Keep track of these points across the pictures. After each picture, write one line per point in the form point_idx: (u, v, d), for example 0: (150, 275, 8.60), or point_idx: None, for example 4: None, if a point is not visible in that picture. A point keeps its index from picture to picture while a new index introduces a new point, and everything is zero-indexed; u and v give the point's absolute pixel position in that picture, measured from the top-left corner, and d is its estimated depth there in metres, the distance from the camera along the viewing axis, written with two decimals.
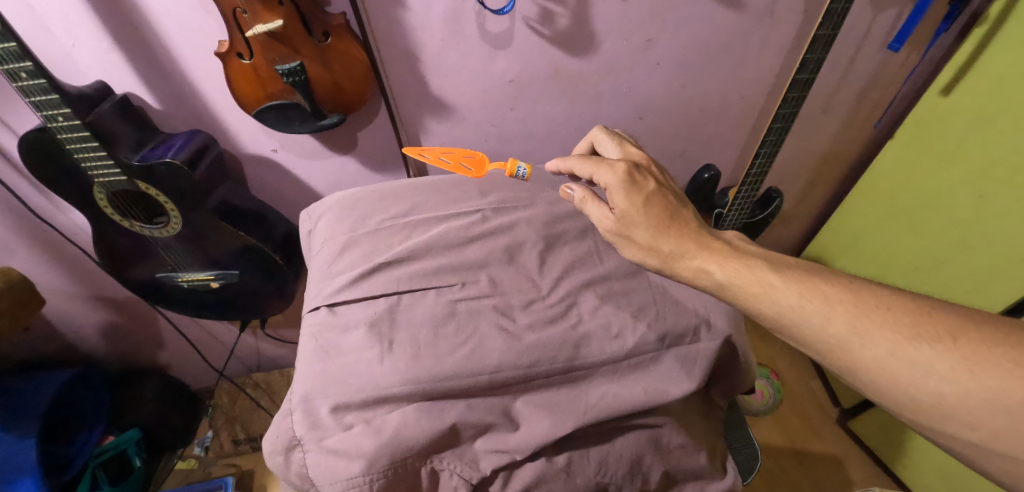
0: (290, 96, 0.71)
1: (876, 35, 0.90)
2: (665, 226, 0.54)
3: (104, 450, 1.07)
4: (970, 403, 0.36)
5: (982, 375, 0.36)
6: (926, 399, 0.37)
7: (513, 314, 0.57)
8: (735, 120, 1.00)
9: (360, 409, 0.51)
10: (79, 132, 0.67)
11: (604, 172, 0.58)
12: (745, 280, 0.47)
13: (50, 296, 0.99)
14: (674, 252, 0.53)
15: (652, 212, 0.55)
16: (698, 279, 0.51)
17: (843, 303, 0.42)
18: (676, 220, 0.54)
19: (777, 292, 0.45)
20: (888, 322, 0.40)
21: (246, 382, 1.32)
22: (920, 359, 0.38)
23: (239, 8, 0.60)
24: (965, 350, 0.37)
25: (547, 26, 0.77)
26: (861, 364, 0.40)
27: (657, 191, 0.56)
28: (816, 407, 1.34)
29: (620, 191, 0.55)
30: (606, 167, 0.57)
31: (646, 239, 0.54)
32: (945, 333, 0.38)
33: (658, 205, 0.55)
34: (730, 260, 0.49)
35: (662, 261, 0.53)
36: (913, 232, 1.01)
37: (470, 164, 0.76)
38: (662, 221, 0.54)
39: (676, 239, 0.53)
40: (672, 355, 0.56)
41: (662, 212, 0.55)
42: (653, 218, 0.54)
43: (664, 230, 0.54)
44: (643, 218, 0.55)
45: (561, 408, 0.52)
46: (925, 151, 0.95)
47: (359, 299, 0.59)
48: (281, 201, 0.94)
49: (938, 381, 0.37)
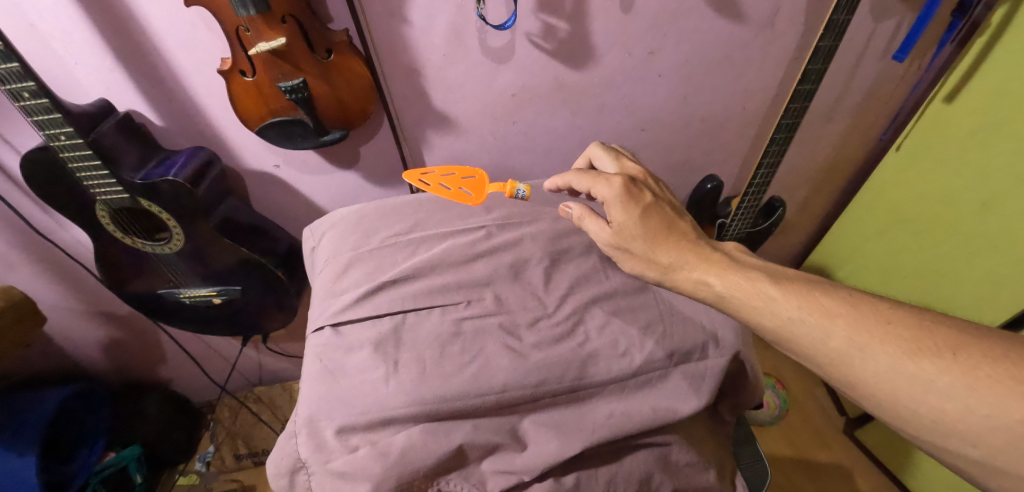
0: (293, 113, 0.71)
1: (877, 46, 0.90)
2: (663, 238, 0.54)
3: (105, 467, 1.06)
4: (971, 420, 0.35)
5: (983, 393, 0.35)
6: (927, 414, 0.37)
7: (520, 333, 0.57)
8: (737, 131, 1.00)
9: (365, 431, 0.50)
10: (81, 151, 0.67)
11: (602, 186, 0.58)
12: (744, 292, 0.47)
13: (50, 312, 0.99)
14: (673, 263, 0.53)
15: (650, 224, 0.55)
16: (698, 290, 0.51)
17: (843, 316, 0.41)
18: (673, 232, 0.55)
19: (777, 304, 0.45)
20: (889, 336, 0.39)
21: (248, 396, 1.31)
22: (919, 375, 0.37)
23: (242, 26, 0.60)
24: (966, 366, 0.36)
25: (548, 40, 0.77)
26: (860, 377, 0.40)
27: (654, 203, 0.56)
28: (822, 417, 1.33)
29: (618, 204, 0.56)
30: (603, 182, 0.58)
31: (645, 251, 0.55)
32: (945, 348, 0.37)
33: (655, 217, 0.55)
34: (729, 271, 0.49)
35: (662, 273, 0.54)
36: (917, 239, 1.00)
37: (470, 189, 0.73)
38: (660, 233, 0.55)
39: (675, 251, 0.53)
40: (680, 373, 0.55)
41: (660, 224, 0.55)
42: (651, 231, 0.55)
43: (662, 242, 0.54)
44: (641, 230, 0.55)
45: (569, 428, 0.51)
46: (927, 157, 0.95)
47: (363, 319, 0.58)
48: (283, 216, 0.94)
49: (939, 398, 0.36)
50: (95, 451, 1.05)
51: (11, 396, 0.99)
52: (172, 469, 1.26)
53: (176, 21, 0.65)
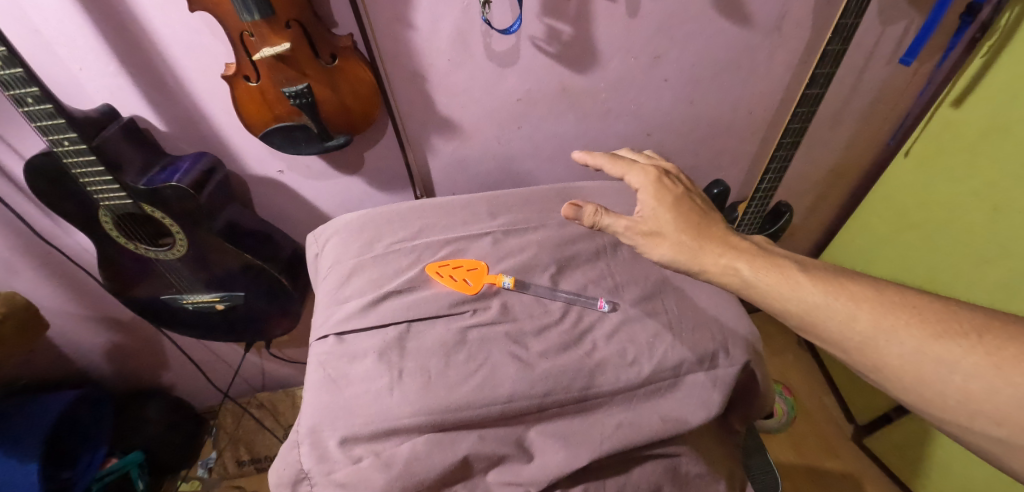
0: (297, 118, 0.70)
1: (886, 49, 0.89)
2: (692, 225, 0.53)
3: (108, 472, 1.07)
4: (995, 399, 0.36)
5: (1007, 371, 0.36)
6: (952, 395, 0.37)
7: (526, 342, 0.56)
8: (743, 135, 0.99)
9: (369, 441, 0.49)
10: (85, 157, 0.67)
11: (636, 174, 0.58)
12: (773, 276, 0.45)
13: (53, 318, 0.98)
14: (701, 249, 0.51)
15: (680, 211, 0.54)
16: (725, 276, 0.49)
17: (870, 302, 0.41)
18: (704, 220, 0.53)
19: (805, 289, 0.43)
20: (915, 320, 0.40)
21: (251, 402, 1.31)
22: (946, 357, 0.38)
23: (246, 31, 0.60)
24: (990, 347, 0.37)
25: (554, 45, 0.77)
26: (885, 360, 0.40)
27: (685, 194, 0.57)
28: (831, 424, 1.31)
29: (651, 191, 0.56)
30: (638, 170, 0.59)
31: (672, 236, 0.53)
32: (970, 330, 0.38)
33: (685, 206, 0.55)
34: (757, 257, 0.48)
35: (688, 257, 0.51)
36: (929, 244, 0.99)
37: None
38: (689, 221, 0.54)
39: (702, 237, 0.52)
40: (689, 383, 0.54)
41: (691, 212, 0.54)
42: (681, 218, 0.54)
43: (690, 228, 0.53)
44: (671, 216, 0.54)
45: (577, 439, 0.50)
46: (938, 160, 0.94)
47: (368, 327, 0.57)
48: (286, 221, 0.94)
49: (963, 377, 0.37)
50: (95, 460, 1.05)
51: (14, 401, 0.99)
52: (175, 475, 1.26)
53: (180, 26, 0.64)
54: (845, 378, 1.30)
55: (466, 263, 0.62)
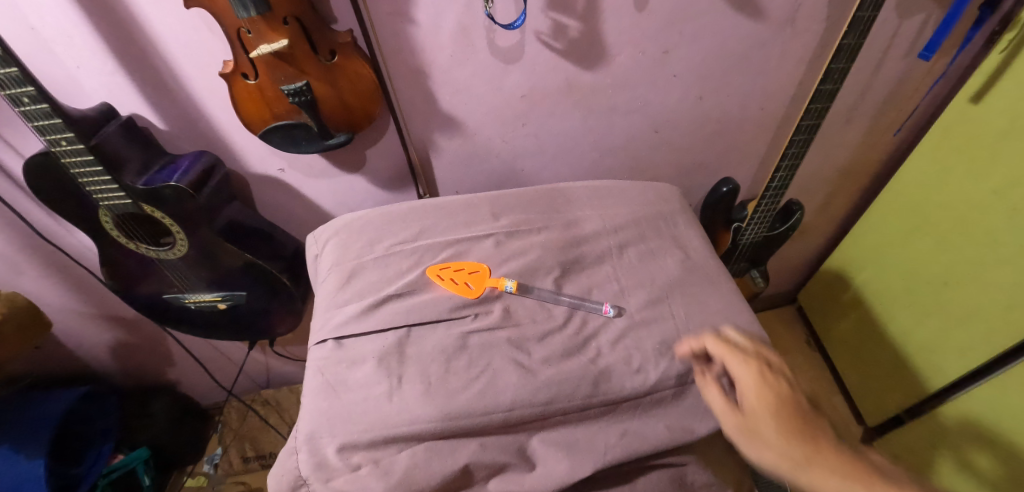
0: (296, 116, 0.69)
1: (903, 43, 0.86)
2: (800, 435, 0.42)
3: (113, 469, 1.08)
4: None
5: None
6: None
7: (529, 348, 0.54)
8: (754, 132, 0.96)
9: (367, 449, 0.48)
10: (83, 157, 0.66)
11: (738, 361, 0.49)
12: None
13: (58, 316, 0.99)
14: (812, 468, 0.40)
15: (786, 412, 0.44)
16: None
17: None
18: (817, 433, 0.42)
19: None
20: None
21: (256, 399, 1.32)
22: None
23: (243, 28, 0.58)
24: None
25: (559, 40, 0.74)
26: None
27: (797, 393, 0.46)
28: (840, 425, 1.29)
29: (753, 384, 0.46)
30: (741, 356, 0.49)
31: (775, 439, 0.42)
32: None
33: (791, 406, 0.44)
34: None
35: (796, 475, 0.40)
36: (946, 244, 0.96)
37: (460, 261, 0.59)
38: (798, 429, 0.43)
39: (815, 453, 0.41)
40: (697, 391, 0.52)
41: (798, 418, 0.44)
42: (787, 424, 0.43)
43: (798, 437, 0.42)
44: (774, 418, 0.44)
45: (580, 449, 0.49)
46: (956, 158, 0.90)
47: (368, 332, 0.56)
48: (288, 220, 0.93)
49: None
50: (103, 454, 1.05)
51: (21, 397, 0.99)
52: (181, 471, 1.27)
53: (177, 24, 0.63)
54: (853, 379, 1.27)
55: (468, 267, 0.61)
